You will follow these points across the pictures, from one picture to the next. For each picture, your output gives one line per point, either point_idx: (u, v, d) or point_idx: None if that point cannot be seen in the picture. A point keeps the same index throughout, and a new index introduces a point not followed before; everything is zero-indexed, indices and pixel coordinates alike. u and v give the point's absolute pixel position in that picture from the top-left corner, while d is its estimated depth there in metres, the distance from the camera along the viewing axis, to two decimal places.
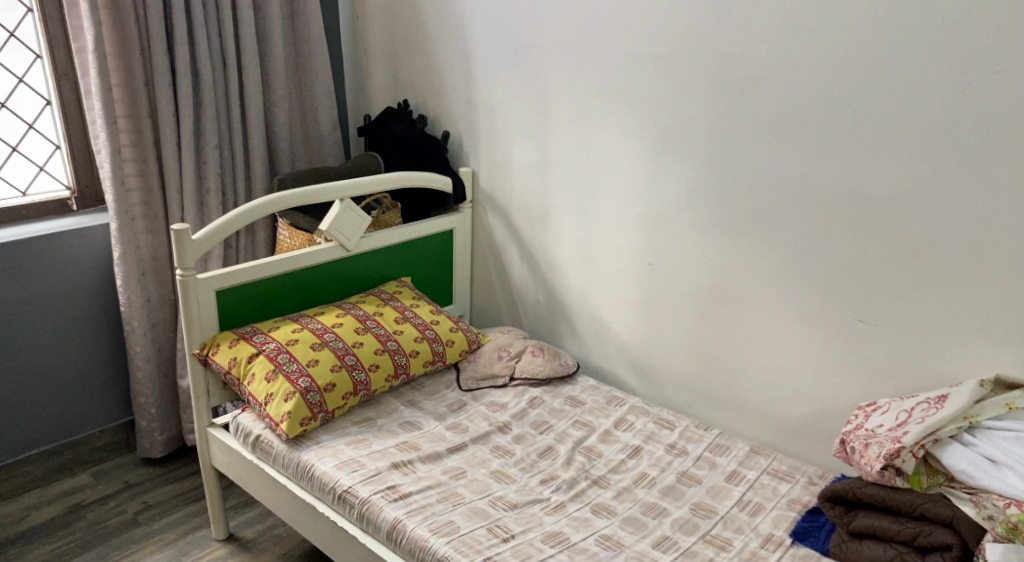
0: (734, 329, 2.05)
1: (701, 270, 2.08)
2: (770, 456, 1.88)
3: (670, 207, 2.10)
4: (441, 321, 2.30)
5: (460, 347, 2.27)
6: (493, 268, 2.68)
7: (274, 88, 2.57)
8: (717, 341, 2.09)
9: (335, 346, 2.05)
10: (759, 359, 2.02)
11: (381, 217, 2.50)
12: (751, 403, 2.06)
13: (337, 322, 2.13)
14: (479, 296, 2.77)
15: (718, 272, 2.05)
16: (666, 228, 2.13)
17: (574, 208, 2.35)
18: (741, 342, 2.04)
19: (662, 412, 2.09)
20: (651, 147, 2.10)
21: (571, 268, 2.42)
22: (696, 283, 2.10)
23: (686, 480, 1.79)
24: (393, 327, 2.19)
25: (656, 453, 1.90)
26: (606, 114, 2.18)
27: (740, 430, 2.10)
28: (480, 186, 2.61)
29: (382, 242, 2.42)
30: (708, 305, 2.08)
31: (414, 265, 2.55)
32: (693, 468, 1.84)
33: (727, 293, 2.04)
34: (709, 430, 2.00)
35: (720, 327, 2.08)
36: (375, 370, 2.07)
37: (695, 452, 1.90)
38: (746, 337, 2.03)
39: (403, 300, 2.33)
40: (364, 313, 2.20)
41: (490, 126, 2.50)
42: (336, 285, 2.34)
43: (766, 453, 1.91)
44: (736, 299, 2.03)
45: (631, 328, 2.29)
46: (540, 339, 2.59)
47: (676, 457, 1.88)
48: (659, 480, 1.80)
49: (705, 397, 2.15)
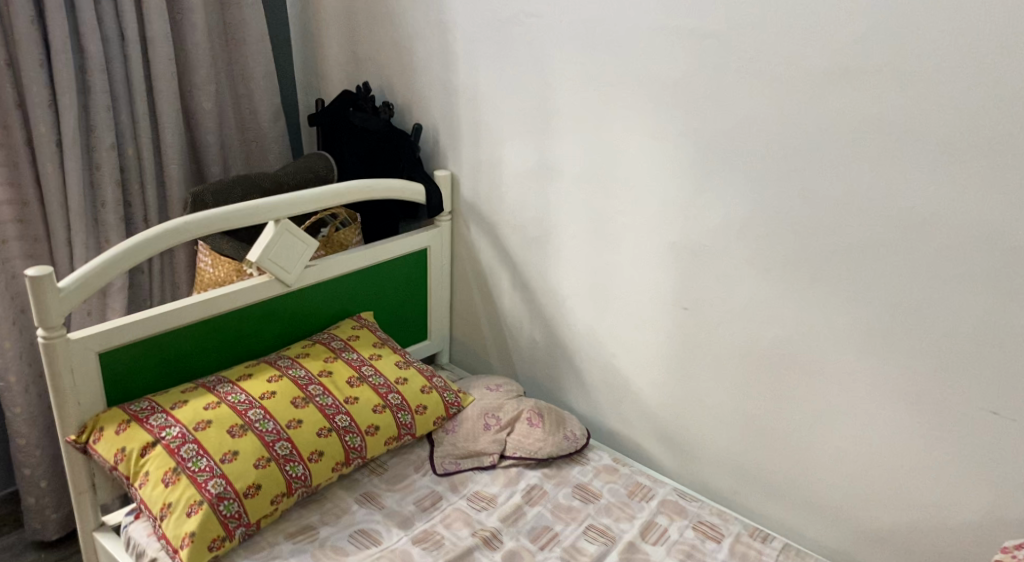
0: (803, 401, 1.53)
1: (759, 323, 1.55)
2: None
3: (717, 238, 1.56)
4: (409, 380, 1.75)
5: (435, 413, 1.74)
6: (478, 295, 2.13)
7: (194, 68, 1.99)
8: (778, 415, 1.57)
9: (262, 429, 1.51)
10: (834, 443, 1.51)
11: (333, 236, 1.93)
12: (825, 502, 1.55)
13: (268, 391, 1.59)
14: (460, 328, 2.23)
15: (783, 327, 1.52)
16: (710, 265, 1.59)
17: (583, 231, 1.80)
18: (811, 419, 1.53)
19: (703, 511, 1.58)
20: (692, 155, 1.55)
21: (578, 306, 1.88)
22: (753, 338, 1.57)
23: None
24: (345, 394, 1.65)
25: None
26: (629, 111, 1.62)
27: (802, 532, 1.61)
28: (462, 193, 2.05)
29: (332, 271, 1.86)
30: (770, 367, 1.56)
31: (375, 297, 2.01)
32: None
33: (795, 354, 1.52)
34: (768, 542, 1.51)
35: (784, 399, 1.56)
36: (319, 459, 1.54)
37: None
38: (820, 414, 1.51)
39: (359, 351, 1.78)
40: (306, 375, 1.65)
41: (474, 119, 1.94)
42: (272, 329, 1.79)
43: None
44: (806, 367, 1.51)
45: (658, 388, 1.77)
46: (537, 389, 2.06)
47: None
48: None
49: (757, 487, 1.65)
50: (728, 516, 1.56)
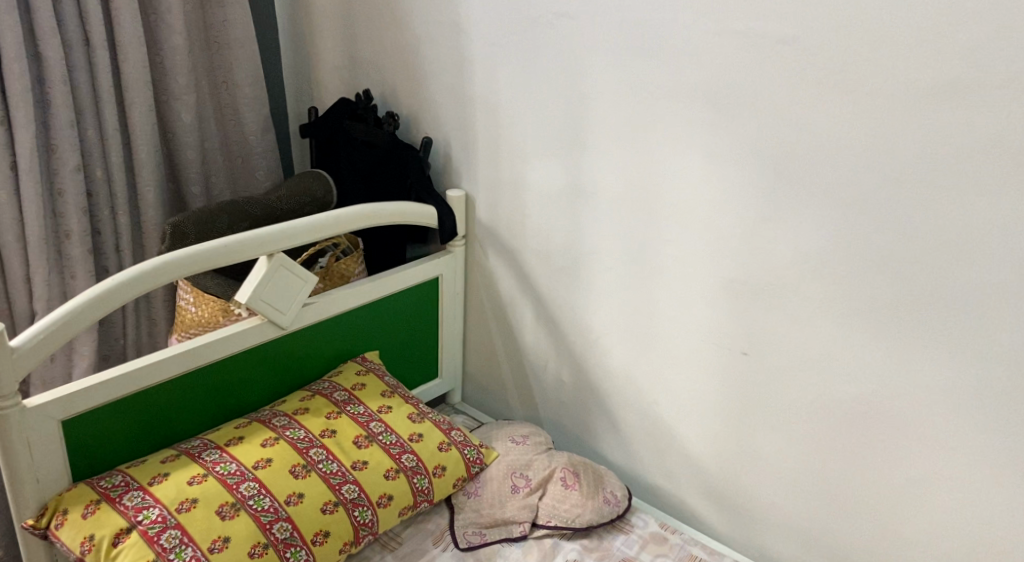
0: (891, 464, 1.34)
1: (838, 374, 1.35)
2: None
3: (788, 276, 1.36)
4: (425, 436, 1.52)
5: (454, 474, 1.51)
6: (496, 328, 1.90)
7: (171, 75, 1.74)
8: (860, 479, 1.38)
9: (258, 508, 1.29)
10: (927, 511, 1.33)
11: (333, 266, 1.69)
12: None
13: (262, 459, 1.36)
14: (473, 363, 2.00)
15: (869, 381, 1.32)
16: (778, 305, 1.38)
17: (621, 262, 1.58)
18: (900, 484, 1.34)
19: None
20: (760, 179, 1.34)
21: (613, 346, 1.66)
22: (831, 393, 1.37)
23: None
24: (353, 458, 1.42)
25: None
26: (681, 127, 1.40)
27: None
28: (477, 215, 1.82)
29: (332, 308, 1.62)
30: (850, 425, 1.36)
31: (384, 334, 1.78)
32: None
33: (883, 411, 1.32)
34: None
35: (867, 460, 1.36)
36: (324, 541, 1.32)
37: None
38: (912, 482, 1.33)
39: (366, 403, 1.55)
40: (306, 436, 1.42)
41: (492, 133, 1.70)
42: (265, 378, 1.56)
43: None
44: (896, 426, 1.32)
45: (709, 442, 1.56)
46: (563, 435, 1.83)
47: None
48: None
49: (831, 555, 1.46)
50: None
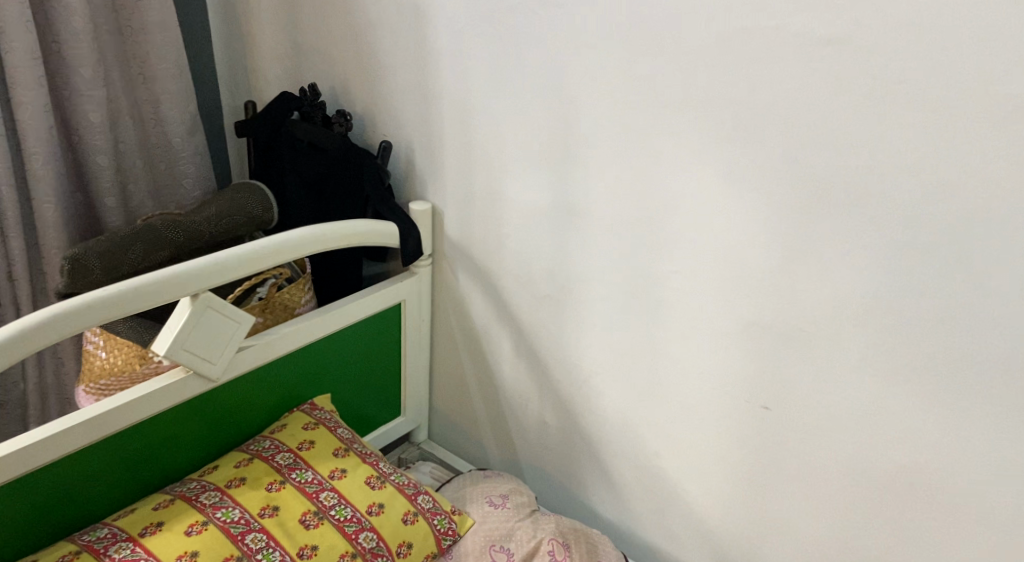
0: (941, 549, 1.13)
1: (880, 441, 1.13)
2: None
3: (824, 322, 1.13)
4: (387, 506, 1.26)
5: (421, 551, 1.27)
6: (469, 360, 1.63)
7: (73, 66, 1.43)
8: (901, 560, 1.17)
9: None
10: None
11: (275, 296, 1.39)
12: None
13: (185, 553, 1.06)
14: (442, 397, 1.72)
15: (919, 452, 1.10)
16: (807, 355, 1.16)
17: (620, 295, 1.34)
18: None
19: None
20: (793, 208, 1.10)
21: (606, 389, 1.42)
22: (871, 462, 1.15)
23: None
24: (299, 544, 1.15)
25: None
26: (695, 142, 1.16)
27: None
28: (446, 231, 1.56)
29: (274, 352, 1.32)
30: (892, 500, 1.15)
31: (336, 374, 1.48)
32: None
33: (934, 487, 1.10)
34: None
35: (910, 541, 1.15)
36: None
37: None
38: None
39: (316, 467, 1.26)
40: (242, 517, 1.13)
41: (463, 138, 1.44)
42: (195, 439, 1.26)
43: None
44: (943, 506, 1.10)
45: (720, 504, 1.34)
46: (546, 482, 1.60)
47: None
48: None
49: None
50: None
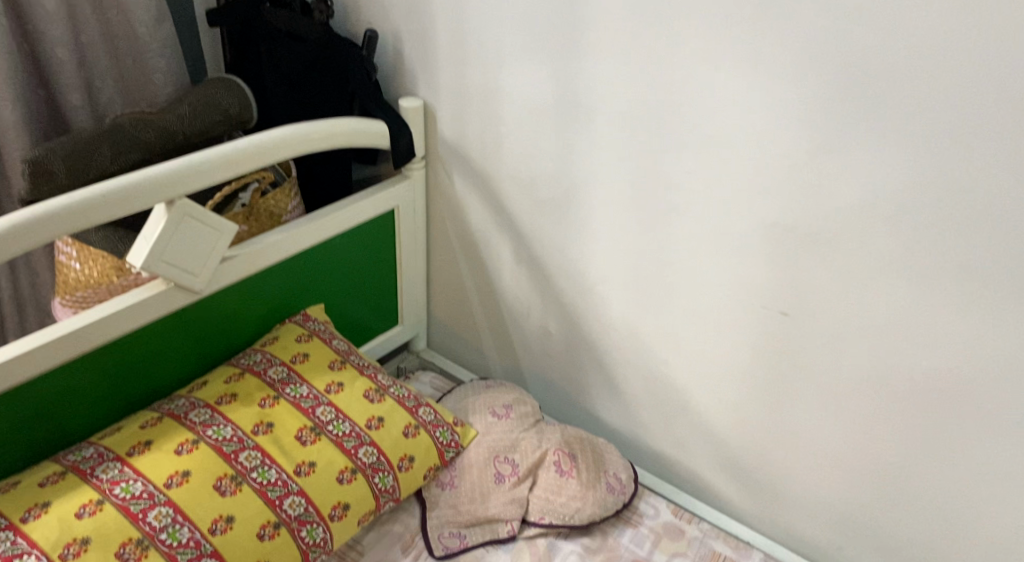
0: (968, 458, 1.06)
1: (906, 347, 1.06)
2: None
3: (853, 222, 1.03)
4: (386, 420, 1.22)
5: (423, 464, 1.23)
6: (467, 268, 1.54)
7: None
8: (923, 468, 1.11)
9: (173, 545, 0.95)
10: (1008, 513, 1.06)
11: (258, 204, 1.29)
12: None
13: (176, 473, 1.01)
14: (440, 306, 1.64)
15: (952, 359, 1.02)
16: (830, 259, 1.07)
17: (629, 196, 1.23)
18: (975, 481, 1.07)
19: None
20: (826, 96, 0.99)
21: (613, 296, 1.34)
22: (895, 368, 1.08)
23: None
24: (296, 461, 1.09)
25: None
26: (717, 21, 1.03)
27: None
28: (440, 129, 1.44)
29: (259, 262, 1.24)
30: (916, 407, 1.08)
31: (328, 284, 1.40)
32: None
33: (962, 394, 1.03)
34: None
35: (933, 452, 1.09)
36: None
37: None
38: (992, 479, 1.05)
39: (311, 381, 1.21)
40: (234, 435, 1.08)
41: (456, 23, 1.30)
42: (183, 353, 1.20)
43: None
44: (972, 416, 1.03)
45: (732, 413, 1.27)
46: (550, 392, 1.55)
47: None
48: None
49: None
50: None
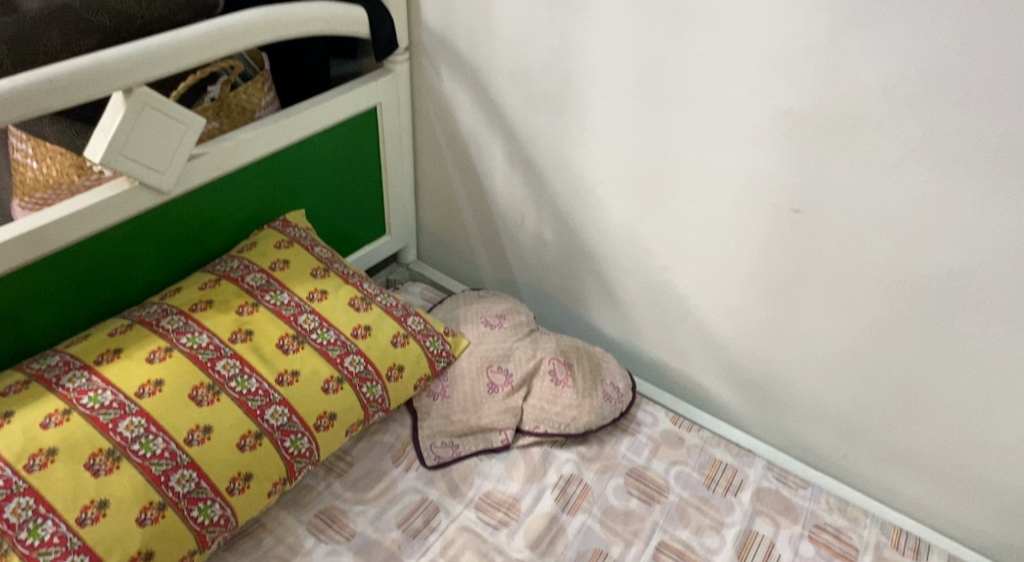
0: (987, 357, 0.99)
1: (926, 239, 0.97)
2: None
3: (876, 106, 0.94)
4: (374, 329, 1.15)
5: (413, 374, 1.17)
6: (456, 172, 1.45)
7: None
8: (937, 369, 1.04)
9: (147, 456, 0.90)
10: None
11: (229, 97, 1.19)
12: (998, 487, 1.07)
13: (149, 383, 0.95)
14: (429, 214, 1.56)
15: (977, 251, 0.94)
16: (848, 149, 0.98)
17: (629, 86, 1.13)
18: (993, 381, 1.00)
19: (820, 509, 1.11)
20: None
21: (611, 198, 1.25)
22: (912, 264, 1.00)
23: None
24: (277, 370, 1.03)
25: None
26: None
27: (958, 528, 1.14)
28: (423, 18, 1.32)
29: (232, 161, 1.14)
30: (934, 304, 1.00)
31: (307, 188, 1.31)
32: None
33: (985, 289, 0.96)
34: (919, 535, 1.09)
35: (950, 357, 1.03)
36: (245, 487, 0.96)
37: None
38: (1013, 379, 0.99)
39: (292, 288, 1.14)
40: (210, 344, 1.02)
41: None
42: (155, 259, 1.12)
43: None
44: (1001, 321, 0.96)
45: (736, 318, 1.21)
46: (544, 302, 1.48)
47: None
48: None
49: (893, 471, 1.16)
50: (857, 513, 1.11)
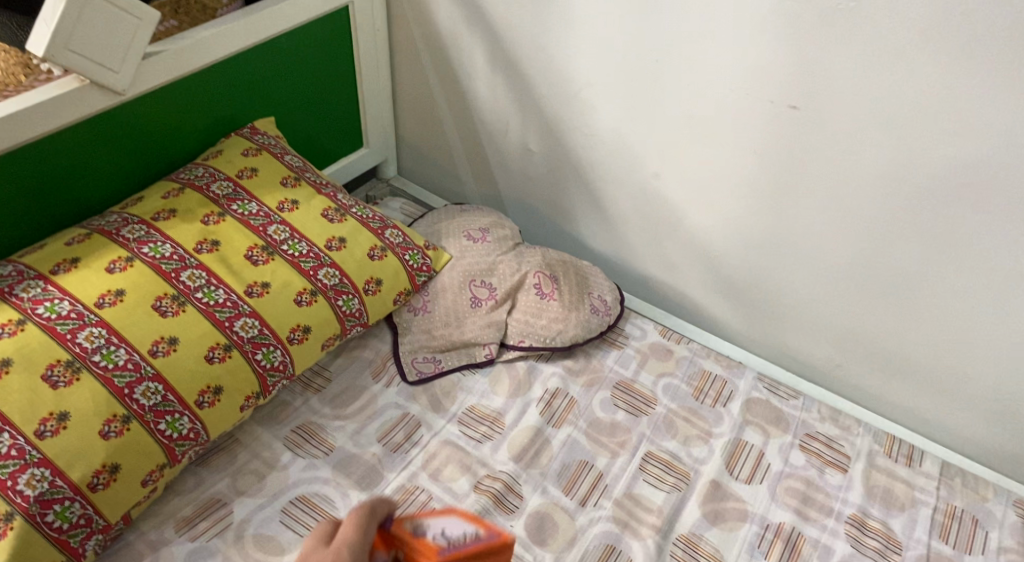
0: (990, 256, 0.95)
1: (932, 131, 0.91)
2: None
3: None
4: (349, 241, 1.09)
5: (392, 289, 1.12)
6: (435, 79, 1.37)
7: None
8: (938, 271, 1.00)
9: (108, 367, 0.85)
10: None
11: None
12: (995, 391, 1.04)
13: (109, 293, 0.90)
14: (409, 126, 1.48)
15: (986, 141, 0.88)
16: (854, 35, 0.90)
17: None
18: (996, 282, 0.96)
19: (811, 418, 1.08)
20: None
21: (599, 101, 1.18)
22: (916, 159, 0.94)
23: None
24: (246, 282, 0.98)
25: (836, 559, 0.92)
26: None
27: (947, 434, 1.12)
28: None
29: (191, 61, 1.06)
30: (938, 202, 0.95)
31: (276, 94, 1.23)
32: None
33: (993, 182, 0.90)
34: (912, 443, 1.07)
35: (951, 260, 0.98)
36: (215, 400, 0.92)
37: (917, 549, 0.94)
38: (1018, 278, 0.95)
39: (261, 198, 1.08)
40: (174, 254, 0.96)
41: None
42: (115, 167, 1.06)
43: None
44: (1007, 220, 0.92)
45: (729, 226, 1.15)
46: (530, 216, 1.42)
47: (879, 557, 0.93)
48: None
49: (885, 380, 1.13)
50: (849, 422, 1.08)
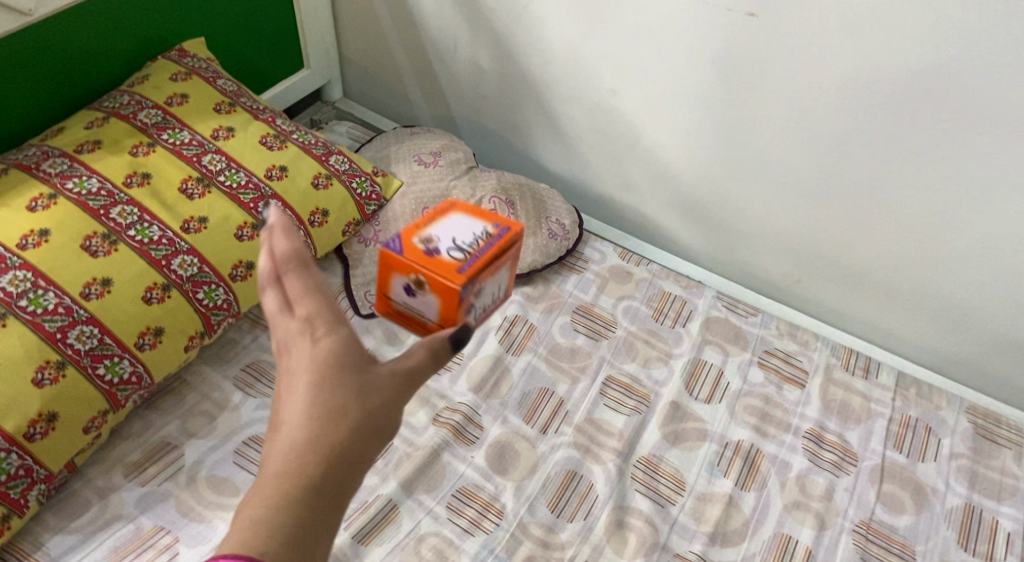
0: (949, 163, 0.93)
1: (894, 34, 0.87)
2: (995, 421, 1.01)
3: None
4: (291, 170, 1.04)
5: (341, 219, 1.07)
6: None
7: None
8: (897, 182, 0.98)
9: (37, 313, 0.81)
10: (986, 223, 0.96)
11: None
12: (950, 299, 1.05)
13: (32, 233, 0.84)
14: (353, 44, 1.40)
15: (948, 45, 0.85)
16: None
17: None
18: (954, 189, 0.95)
19: (770, 335, 1.08)
20: None
21: (551, 12, 1.11)
22: (878, 65, 0.90)
23: (874, 545, 0.88)
24: (182, 217, 0.93)
25: (793, 474, 0.94)
26: None
27: (902, 343, 1.14)
28: None
29: None
30: (899, 109, 0.92)
31: (205, 11, 1.14)
32: (880, 509, 0.91)
33: (954, 85, 0.87)
34: (868, 355, 1.08)
35: (911, 169, 0.96)
36: (157, 343, 0.88)
37: (872, 459, 0.96)
38: (977, 185, 0.93)
39: (193, 126, 1.01)
40: (102, 189, 0.90)
41: None
42: (31, 95, 0.97)
43: (991, 433, 1.00)
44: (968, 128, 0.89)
45: (688, 143, 1.12)
46: (484, 137, 1.37)
47: (836, 469, 0.94)
48: (823, 560, 0.87)
49: (842, 293, 1.14)
50: (808, 337, 1.08)
